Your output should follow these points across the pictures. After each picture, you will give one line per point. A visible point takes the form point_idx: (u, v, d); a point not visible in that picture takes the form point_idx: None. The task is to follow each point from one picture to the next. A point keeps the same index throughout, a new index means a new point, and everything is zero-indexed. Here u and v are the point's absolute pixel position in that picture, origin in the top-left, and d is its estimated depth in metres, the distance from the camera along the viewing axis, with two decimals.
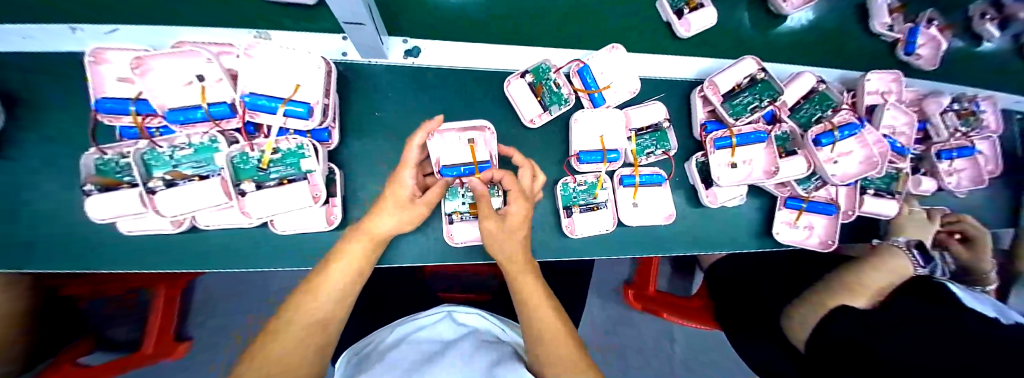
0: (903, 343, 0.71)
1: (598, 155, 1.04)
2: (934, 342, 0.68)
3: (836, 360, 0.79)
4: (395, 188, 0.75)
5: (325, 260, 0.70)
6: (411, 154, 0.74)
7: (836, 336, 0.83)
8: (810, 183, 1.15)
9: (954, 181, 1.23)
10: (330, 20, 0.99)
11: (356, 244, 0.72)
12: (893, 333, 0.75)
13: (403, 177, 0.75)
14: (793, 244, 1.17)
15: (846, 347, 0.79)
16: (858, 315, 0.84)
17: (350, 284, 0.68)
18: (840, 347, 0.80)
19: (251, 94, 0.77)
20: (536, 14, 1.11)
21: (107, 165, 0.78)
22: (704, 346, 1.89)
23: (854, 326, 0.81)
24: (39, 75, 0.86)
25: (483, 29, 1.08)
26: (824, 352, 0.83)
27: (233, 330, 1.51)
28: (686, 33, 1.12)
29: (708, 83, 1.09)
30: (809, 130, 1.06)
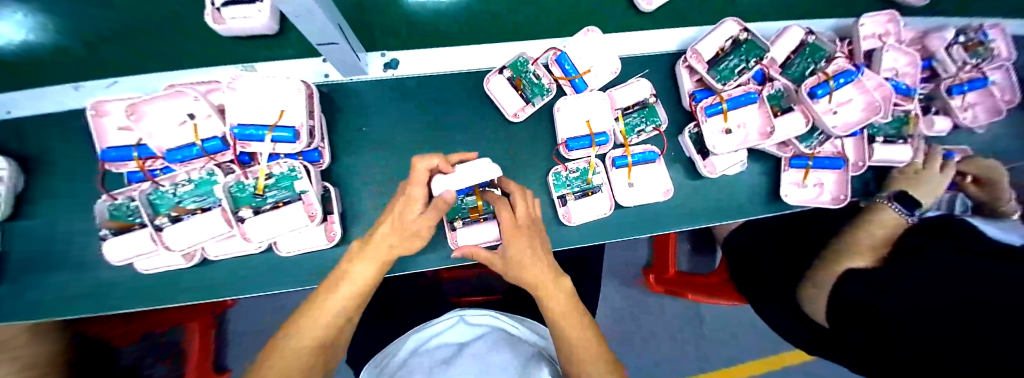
0: (904, 294, 0.70)
1: (587, 140, 1.02)
2: (937, 287, 0.66)
3: (846, 323, 0.79)
4: (406, 206, 0.74)
5: (334, 278, 0.70)
6: (420, 177, 0.73)
7: (841, 298, 0.83)
8: (813, 139, 1.07)
9: (969, 117, 1.17)
10: (293, 47, 1.03)
11: (365, 266, 0.71)
12: (890, 283, 0.74)
13: (412, 193, 0.73)
14: (802, 204, 1.13)
15: (852, 309, 0.79)
16: (864, 276, 0.83)
17: (359, 304, 0.70)
18: (847, 310, 0.80)
19: (240, 125, 0.80)
20: (536, 14, 1.14)
21: (119, 209, 0.83)
22: (729, 320, 1.84)
23: (856, 285, 0.81)
24: (50, 135, 0.93)
25: (483, 30, 1.10)
26: (837, 315, 0.82)
27: None
28: (649, 6, 1.12)
29: (691, 52, 1.07)
30: (803, 84, 1.01)
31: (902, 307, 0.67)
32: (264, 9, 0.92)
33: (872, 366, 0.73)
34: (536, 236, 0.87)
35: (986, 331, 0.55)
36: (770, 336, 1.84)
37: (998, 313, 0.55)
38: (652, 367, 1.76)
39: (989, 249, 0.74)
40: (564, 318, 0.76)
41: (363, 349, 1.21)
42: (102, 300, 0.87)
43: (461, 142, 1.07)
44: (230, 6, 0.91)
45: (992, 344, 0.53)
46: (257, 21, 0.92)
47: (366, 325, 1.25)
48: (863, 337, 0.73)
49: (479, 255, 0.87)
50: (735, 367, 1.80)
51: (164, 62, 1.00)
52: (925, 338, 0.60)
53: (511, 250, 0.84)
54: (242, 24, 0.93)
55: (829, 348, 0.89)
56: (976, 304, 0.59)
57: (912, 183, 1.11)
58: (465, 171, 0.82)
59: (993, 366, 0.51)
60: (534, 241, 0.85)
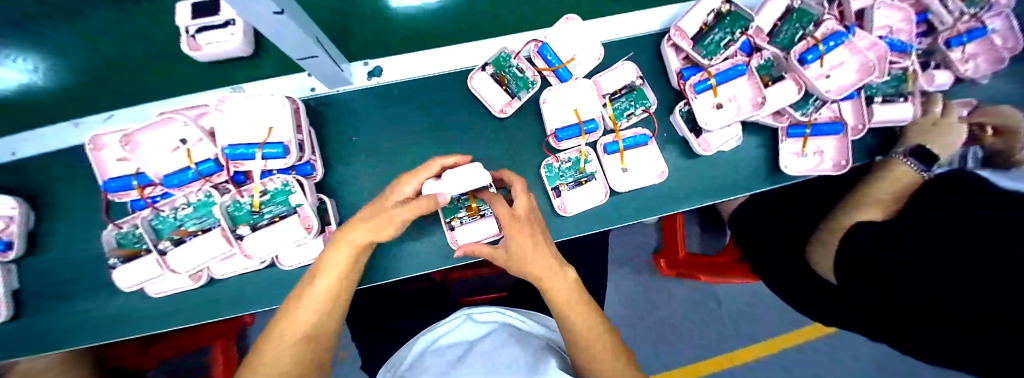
0: (910, 248, 0.69)
1: (575, 129, 1.01)
2: (942, 239, 0.65)
3: (850, 276, 0.81)
4: (395, 190, 0.78)
5: (311, 271, 0.72)
6: (425, 171, 0.79)
7: (848, 250, 0.83)
8: (809, 105, 1.04)
9: (970, 69, 1.13)
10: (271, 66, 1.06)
11: (339, 254, 0.71)
12: (900, 236, 0.73)
13: (407, 180, 0.78)
14: (805, 174, 1.10)
15: (857, 264, 0.80)
16: (872, 228, 0.83)
17: (340, 291, 0.72)
18: (852, 262, 0.81)
19: (230, 145, 0.82)
20: (536, 14, 1.16)
21: (126, 237, 0.86)
22: (741, 297, 1.82)
23: (868, 238, 0.81)
24: (56, 172, 0.96)
25: (483, 28, 1.13)
26: (841, 268, 0.84)
27: None
28: None
29: (675, 30, 1.05)
30: (792, 50, 0.99)
31: (909, 260, 0.68)
32: (237, 32, 0.96)
33: (873, 313, 0.78)
34: (536, 228, 0.85)
35: (985, 285, 0.55)
36: (785, 312, 1.81)
37: (997, 264, 0.54)
38: (650, 358, 1.73)
39: (993, 197, 0.71)
40: (571, 310, 0.75)
41: (374, 355, 1.22)
42: (117, 327, 0.90)
43: (451, 143, 1.07)
44: (203, 32, 0.95)
45: (992, 298, 0.53)
46: (231, 44, 0.96)
47: (375, 331, 1.26)
48: (865, 286, 0.77)
49: (478, 247, 0.86)
50: (751, 346, 1.77)
51: (161, 93, 1.05)
52: (927, 286, 0.63)
53: (511, 242, 0.81)
54: (217, 48, 0.96)
55: (830, 299, 0.94)
56: (976, 256, 0.58)
57: (930, 132, 1.08)
58: (454, 177, 0.82)
59: (991, 315, 0.54)
60: (534, 235, 0.82)
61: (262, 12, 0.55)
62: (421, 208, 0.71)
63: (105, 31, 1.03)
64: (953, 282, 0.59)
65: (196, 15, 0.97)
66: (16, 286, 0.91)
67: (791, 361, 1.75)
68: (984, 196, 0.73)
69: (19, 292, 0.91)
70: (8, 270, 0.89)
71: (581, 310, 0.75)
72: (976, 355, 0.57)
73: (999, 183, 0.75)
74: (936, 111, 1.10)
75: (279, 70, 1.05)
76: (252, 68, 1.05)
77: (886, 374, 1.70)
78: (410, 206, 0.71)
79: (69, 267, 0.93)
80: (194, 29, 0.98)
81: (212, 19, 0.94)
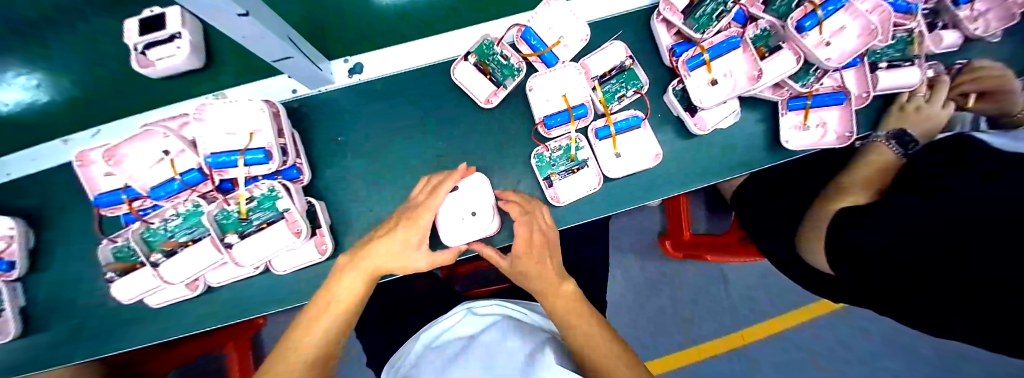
0: (890, 233, 0.70)
1: (564, 115, 0.99)
2: (932, 216, 0.64)
3: (837, 264, 0.82)
4: (409, 230, 0.79)
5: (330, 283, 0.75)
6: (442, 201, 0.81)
7: (832, 237, 0.83)
8: (809, 76, 1.00)
9: (980, 27, 1.07)
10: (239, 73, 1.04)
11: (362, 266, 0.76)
12: (886, 219, 0.73)
13: (421, 222, 0.79)
14: (808, 148, 1.05)
15: (842, 250, 0.80)
16: (856, 210, 0.83)
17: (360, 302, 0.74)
18: (837, 248, 0.82)
19: (212, 154, 0.82)
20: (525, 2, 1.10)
21: (122, 251, 0.87)
22: (747, 277, 1.80)
23: (847, 224, 0.81)
24: (51, 189, 0.98)
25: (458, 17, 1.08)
26: (828, 256, 0.85)
27: None
28: None
29: (664, 4, 1.01)
30: (790, 18, 0.94)
31: (894, 242, 0.68)
32: (183, 45, 0.94)
33: (865, 297, 0.82)
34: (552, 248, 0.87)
35: (971, 257, 0.54)
36: (791, 291, 1.78)
37: (988, 232, 0.53)
38: (654, 346, 1.73)
39: (971, 158, 0.71)
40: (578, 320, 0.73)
41: (379, 353, 1.24)
42: (121, 338, 0.92)
43: (438, 137, 1.04)
44: (151, 49, 0.93)
45: (975, 268, 0.54)
46: (178, 59, 0.94)
47: (378, 330, 1.27)
48: (850, 271, 0.79)
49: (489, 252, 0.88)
50: (760, 326, 1.75)
51: (149, 107, 1.05)
52: (911, 259, 0.64)
53: (520, 261, 0.84)
54: (167, 63, 0.95)
55: (824, 283, 0.96)
56: (964, 227, 0.57)
57: (912, 120, 1.04)
58: (467, 193, 0.96)
59: (971, 283, 0.55)
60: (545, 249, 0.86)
61: (226, 15, 0.52)
62: (444, 261, 0.83)
63: (78, 44, 1.02)
64: (942, 253, 0.59)
65: (143, 31, 0.93)
66: (23, 303, 0.93)
67: (801, 338, 1.73)
68: (970, 155, 0.72)
69: (27, 308, 0.94)
70: (14, 288, 0.91)
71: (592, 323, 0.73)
72: (959, 322, 0.59)
73: (982, 136, 0.75)
74: (921, 94, 1.04)
75: (260, 75, 1.04)
76: (216, 77, 1.05)
77: (893, 349, 1.68)
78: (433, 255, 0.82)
79: (70, 284, 0.95)
80: (143, 46, 0.94)
81: (155, 35, 0.91)
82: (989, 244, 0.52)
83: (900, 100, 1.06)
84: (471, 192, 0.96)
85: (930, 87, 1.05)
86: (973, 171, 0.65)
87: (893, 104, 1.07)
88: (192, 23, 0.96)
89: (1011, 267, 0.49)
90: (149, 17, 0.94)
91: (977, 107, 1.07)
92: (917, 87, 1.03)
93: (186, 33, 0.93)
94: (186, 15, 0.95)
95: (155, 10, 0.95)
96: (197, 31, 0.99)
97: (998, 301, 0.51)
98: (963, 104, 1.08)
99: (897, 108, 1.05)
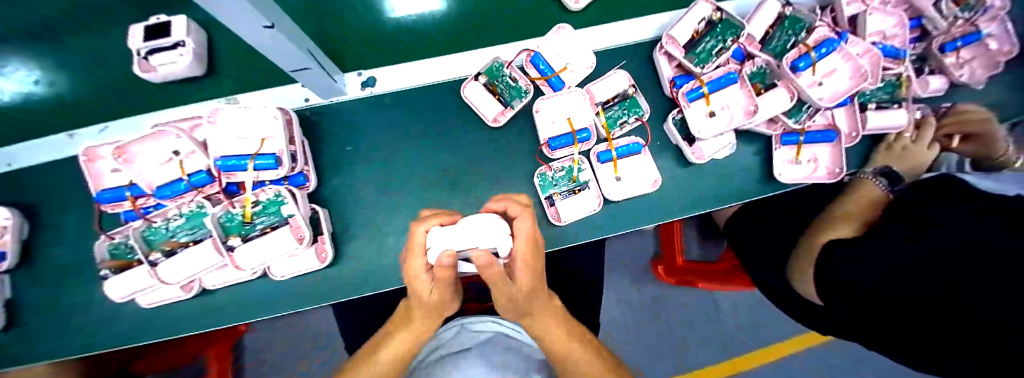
0: (884, 269, 0.71)
1: (568, 138, 1.02)
2: (927, 255, 0.65)
3: (829, 298, 0.83)
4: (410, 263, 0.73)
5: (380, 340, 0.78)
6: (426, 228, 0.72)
7: (825, 272, 0.84)
8: (802, 113, 1.05)
9: (966, 74, 1.14)
10: (247, 84, 1.06)
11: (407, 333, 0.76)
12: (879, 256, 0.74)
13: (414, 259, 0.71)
14: (799, 182, 1.09)
15: (835, 285, 0.81)
16: (846, 245, 0.85)
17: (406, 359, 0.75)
18: (830, 282, 0.82)
19: (223, 157, 0.83)
20: (533, 28, 1.13)
21: (119, 248, 0.87)
22: (742, 304, 1.82)
23: (840, 260, 0.83)
24: (54, 181, 0.98)
25: (464, 44, 1.10)
26: (821, 290, 0.85)
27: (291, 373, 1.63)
28: (576, 4, 1.11)
29: (666, 39, 1.06)
30: (784, 58, 1.01)
31: (893, 278, 0.68)
32: (186, 53, 0.95)
33: (854, 333, 0.82)
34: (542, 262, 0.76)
35: (972, 294, 0.55)
36: (784, 321, 1.79)
37: (989, 271, 0.54)
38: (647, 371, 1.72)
39: (953, 199, 0.76)
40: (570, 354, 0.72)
41: None
42: (107, 337, 0.90)
43: (443, 149, 1.07)
44: (154, 54, 0.95)
45: (976, 306, 0.54)
46: (178, 66, 0.95)
47: None
48: (840, 306, 0.81)
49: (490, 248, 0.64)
50: (754, 354, 1.76)
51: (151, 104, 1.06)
52: (907, 295, 0.64)
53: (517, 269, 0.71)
54: (168, 69, 0.96)
55: (814, 318, 0.97)
56: (963, 264, 0.59)
57: (897, 158, 1.09)
58: (471, 228, 0.72)
59: (971, 321, 0.54)
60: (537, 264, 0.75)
61: (253, 26, 0.54)
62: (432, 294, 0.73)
63: (76, 36, 1.02)
64: (942, 290, 0.59)
65: (147, 36, 0.94)
66: (10, 295, 0.92)
67: (794, 368, 1.73)
68: (955, 197, 0.76)
69: (12, 302, 0.92)
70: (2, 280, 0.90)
71: (579, 348, 0.74)
72: (960, 364, 0.58)
73: (966, 178, 0.80)
74: (907, 136, 1.09)
75: (266, 83, 1.05)
76: (220, 84, 1.06)
77: None
78: (441, 284, 0.72)
79: (61, 279, 0.94)
80: (145, 51, 0.96)
81: (159, 41, 0.93)
82: (992, 282, 0.53)
83: (888, 140, 1.12)
84: (479, 231, 0.72)
85: (917, 126, 1.11)
86: (961, 211, 0.69)
87: (881, 142, 1.13)
88: (196, 32, 0.98)
89: (1013, 306, 0.49)
90: (155, 23, 0.96)
91: (963, 148, 1.13)
92: (903, 128, 1.09)
93: (190, 42, 0.95)
94: (192, 25, 0.96)
95: (162, 18, 0.97)
96: (202, 41, 1.00)
97: (999, 340, 0.51)
98: (948, 145, 1.15)
99: (889, 148, 1.11)
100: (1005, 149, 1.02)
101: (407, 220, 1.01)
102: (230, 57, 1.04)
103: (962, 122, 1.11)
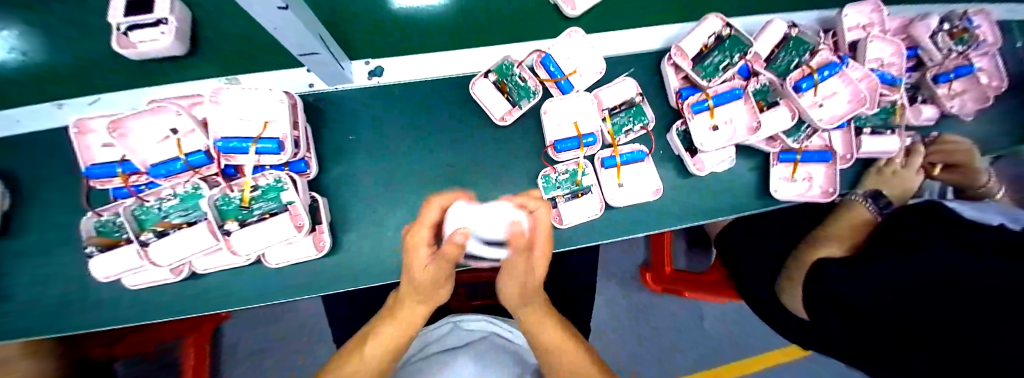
0: (881, 291, 0.72)
1: (574, 141, 1.02)
2: (920, 281, 0.66)
3: (824, 316, 0.83)
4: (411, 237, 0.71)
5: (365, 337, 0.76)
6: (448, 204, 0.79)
7: (820, 290, 0.85)
8: (800, 133, 1.08)
9: (957, 105, 1.19)
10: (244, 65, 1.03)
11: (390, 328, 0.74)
12: (874, 277, 0.75)
13: (417, 234, 0.71)
14: (794, 199, 1.12)
15: (830, 302, 0.82)
16: (841, 265, 0.86)
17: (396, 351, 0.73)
18: (827, 302, 0.82)
19: (223, 138, 0.81)
20: (528, 33, 1.13)
21: (106, 226, 0.84)
22: (729, 314, 1.86)
23: (835, 279, 0.83)
24: (38, 154, 0.95)
25: (458, 36, 1.09)
26: (816, 308, 0.86)
27: (274, 364, 1.60)
28: (573, 11, 1.10)
29: (675, 50, 1.07)
30: (788, 78, 1.04)
31: (889, 299, 0.69)
32: (168, 31, 0.92)
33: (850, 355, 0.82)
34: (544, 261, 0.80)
35: (962, 316, 0.56)
36: (769, 333, 1.83)
37: (981, 297, 0.55)
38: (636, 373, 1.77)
39: (944, 225, 0.78)
40: (561, 357, 0.74)
41: None
42: (93, 318, 0.88)
43: (446, 146, 1.06)
44: (134, 30, 0.91)
45: (966, 328, 0.54)
46: (160, 44, 0.92)
47: None
48: (836, 326, 0.81)
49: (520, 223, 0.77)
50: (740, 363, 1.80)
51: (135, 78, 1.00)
52: (901, 317, 0.65)
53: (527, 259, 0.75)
54: (148, 46, 0.92)
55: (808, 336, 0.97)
56: (954, 287, 0.60)
57: (887, 182, 1.13)
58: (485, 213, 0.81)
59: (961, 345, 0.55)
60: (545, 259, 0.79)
61: (267, 7, 0.53)
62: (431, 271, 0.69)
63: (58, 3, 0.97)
64: (935, 313, 0.60)
65: (127, 11, 0.89)
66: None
67: None
68: (944, 223, 0.79)
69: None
70: None
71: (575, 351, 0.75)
72: None
73: (951, 205, 0.84)
74: (896, 161, 1.14)
75: (260, 67, 1.03)
76: (206, 63, 1.02)
77: None
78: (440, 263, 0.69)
79: (45, 257, 0.91)
80: (126, 26, 0.91)
81: (141, 17, 0.89)
82: (980, 304, 0.55)
83: (879, 164, 1.15)
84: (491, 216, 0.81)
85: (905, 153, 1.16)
86: (951, 239, 0.71)
87: (871, 166, 1.16)
88: (180, 10, 0.93)
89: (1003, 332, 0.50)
90: None
91: (943, 176, 1.19)
92: (894, 154, 1.13)
93: (173, 20, 0.91)
94: (176, 4, 0.92)
95: None
96: (186, 19, 0.96)
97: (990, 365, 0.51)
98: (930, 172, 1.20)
99: (880, 172, 1.14)
100: (985, 182, 1.08)
101: (407, 214, 1.00)
102: (217, 37, 1.01)
103: (946, 152, 1.15)
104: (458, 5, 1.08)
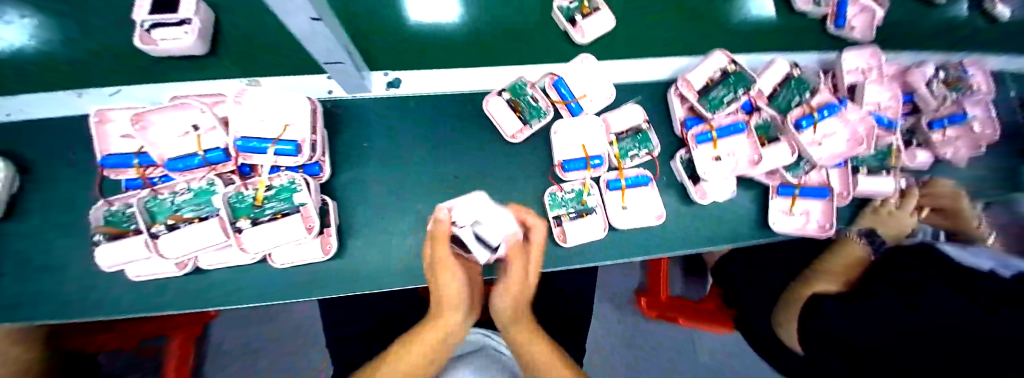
0: (884, 333, 0.71)
1: (581, 162, 1.06)
2: (926, 328, 0.66)
3: (821, 354, 0.82)
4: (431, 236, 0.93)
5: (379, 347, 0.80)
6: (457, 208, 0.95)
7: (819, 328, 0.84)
8: (800, 167, 1.12)
9: (950, 152, 1.24)
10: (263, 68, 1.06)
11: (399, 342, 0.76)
12: (876, 319, 0.75)
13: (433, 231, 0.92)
14: (791, 233, 1.14)
15: (829, 341, 0.81)
16: (841, 303, 0.86)
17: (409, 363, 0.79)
18: (825, 340, 0.82)
19: (243, 137, 0.83)
20: (535, 54, 1.17)
21: (115, 215, 0.84)
22: (724, 345, 1.84)
23: (836, 318, 0.83)
24: (51, 141, 0.96)
25: (465, 50, 1.12)
26: (813, 345, 0.84)
27: (260, 368, 1.57)
28: (582, 39, 1.14)
29: (682, 81, 1.12)
30: (790, 115, 1.08)
31: (892, 343, 0.68)
32: (192, 31, 0.94)
33: None
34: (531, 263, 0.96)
35: (969, 364, 0.55)
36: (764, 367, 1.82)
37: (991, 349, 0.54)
38: None
39: (943, 270, 0.79)
40: None
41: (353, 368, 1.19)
42: (93, 308, 0.88)
43: (456, 159, 1.08)
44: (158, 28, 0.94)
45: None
46: (182, 42, 0.94)
47: None
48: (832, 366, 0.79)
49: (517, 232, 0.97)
50: None
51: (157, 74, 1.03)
52: (904, 360, 0.64)
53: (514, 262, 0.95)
54: (169, 44, 0.94)
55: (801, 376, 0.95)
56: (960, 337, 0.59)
57: (881, 222, 1.17)
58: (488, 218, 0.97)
59: None
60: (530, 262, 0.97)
61: (300, 16, 0.56)
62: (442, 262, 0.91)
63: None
64: (941, 360, 0.59)
65: (155, 10, 0.95)
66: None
67: None
68: (943, 268, 0.80)
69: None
70: None
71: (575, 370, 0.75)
72: None
73: (945, 249, 0.87)
74: (892, 202, 1.18)
75: (278, 71, 1.06)
76: (225, 65, 1.04)
77: None
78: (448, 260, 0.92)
79: (51, 243, 0.91)
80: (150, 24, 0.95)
81: (168, 16, 0.93)
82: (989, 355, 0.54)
83: (874, 204, 1.21)
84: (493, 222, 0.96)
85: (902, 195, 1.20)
86: (953, 287, 0.72)
87: (867, 205, 1.22)
88: (205, 12, 0.97)
89: None
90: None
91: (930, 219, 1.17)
92: (890, 195, 1.18)
93: (197, 20, 0.94)
94: (201, 6, 0.96)
95: None
96: (210, 22, 1.00)
97: None
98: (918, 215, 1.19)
99: (875, 212, 1.20)
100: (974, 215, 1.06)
101: (414, 223, 1.02)
102: (236, 39, 1.03)
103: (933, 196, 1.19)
104: (473, 25, 1.12)
